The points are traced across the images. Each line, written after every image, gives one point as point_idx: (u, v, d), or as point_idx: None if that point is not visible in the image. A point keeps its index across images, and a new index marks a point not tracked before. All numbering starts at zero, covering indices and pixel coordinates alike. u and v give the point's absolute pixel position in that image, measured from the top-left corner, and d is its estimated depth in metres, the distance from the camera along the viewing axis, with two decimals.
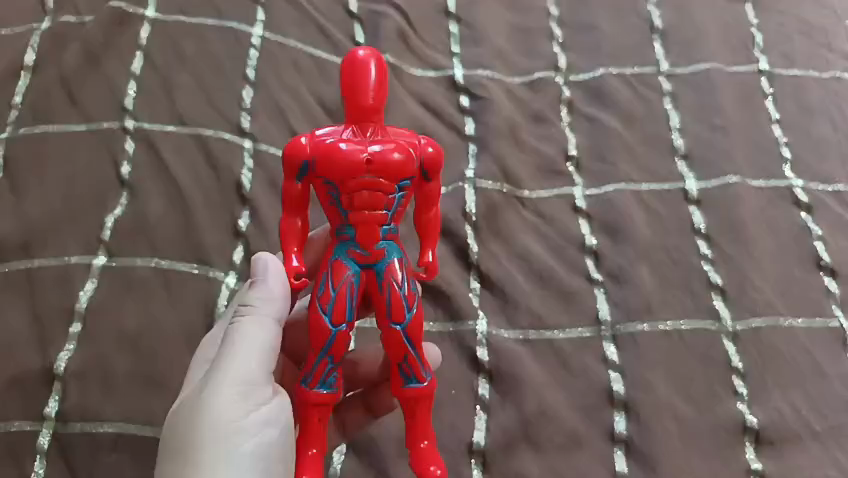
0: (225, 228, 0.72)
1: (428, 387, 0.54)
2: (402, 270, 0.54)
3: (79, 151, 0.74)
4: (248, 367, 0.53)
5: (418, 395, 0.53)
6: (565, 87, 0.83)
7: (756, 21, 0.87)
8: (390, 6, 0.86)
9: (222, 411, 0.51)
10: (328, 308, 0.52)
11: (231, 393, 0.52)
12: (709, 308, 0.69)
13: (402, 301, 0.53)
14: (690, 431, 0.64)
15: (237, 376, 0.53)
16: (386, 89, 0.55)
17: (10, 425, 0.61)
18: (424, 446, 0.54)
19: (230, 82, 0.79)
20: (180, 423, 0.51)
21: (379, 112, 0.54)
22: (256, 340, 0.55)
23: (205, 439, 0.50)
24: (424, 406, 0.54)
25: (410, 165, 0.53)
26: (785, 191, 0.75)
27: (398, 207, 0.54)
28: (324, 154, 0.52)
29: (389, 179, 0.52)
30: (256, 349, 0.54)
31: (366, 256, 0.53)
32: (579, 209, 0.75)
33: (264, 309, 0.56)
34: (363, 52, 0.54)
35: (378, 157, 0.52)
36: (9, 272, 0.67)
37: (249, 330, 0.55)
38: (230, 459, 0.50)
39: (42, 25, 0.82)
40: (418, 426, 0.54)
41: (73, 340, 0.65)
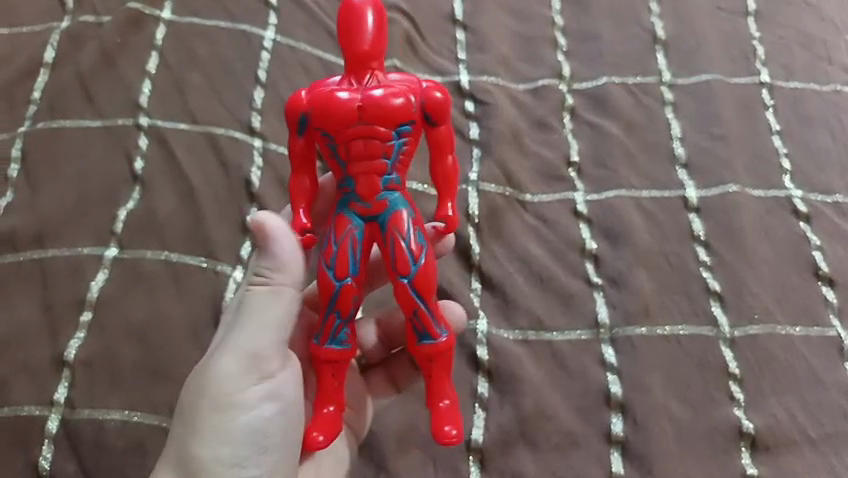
0: (233, 224, 0.73)
1: (445, 344, 0.55)
2: (410, 223, 0.55)
3: (95, 147, 0.76)
4: (255, 339, 0.54)
5: (434, 353, 0.54)
6: (569, 95, 0.84)
7: (758, 34, 0.88)
8: (397, 12, 0.88)
9: (227, 385, 0.53)
10: (330, 263, 0.54)
11: (237, 368, 0.53)
12: (707, 313, 0.70)
13: (407, 253, 0.54)
14: (685, 435, 0.65)
15: (243, 352, 0.54)
16: (384, 33, 0.56)
17: (20, 410, 0.63)
18: (443, 406, 0.55)
19: (242, 83, 0.82)
20: (189, 390, 0.54)
21: (378, 58, 0.56)
22: (269, 314, 0.55)
23: (204, 409, 0.53)
24: (441, 365, 0.55)
25: (407, 109, 0.54)
26: (785, 201, 0.76)
27: (399, 155, 0.55)
28: (320, 104, 0.54)
29: (386, 126, 0.53)
30: (267, 321, 0.55)
31: (368, 209, 0.54)
32: (580, 213, 0.76)
33: (277, 281, 0.55)
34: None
35: (374, 101, 0.53)
36: (23, 261, 0.69)
37: (258, 301, 0.55)
38: (229, 431, 0.53)
39: (61, 25, 0.85)
40: (440, 383, 0.55)
41: (83, 328, 0.67)
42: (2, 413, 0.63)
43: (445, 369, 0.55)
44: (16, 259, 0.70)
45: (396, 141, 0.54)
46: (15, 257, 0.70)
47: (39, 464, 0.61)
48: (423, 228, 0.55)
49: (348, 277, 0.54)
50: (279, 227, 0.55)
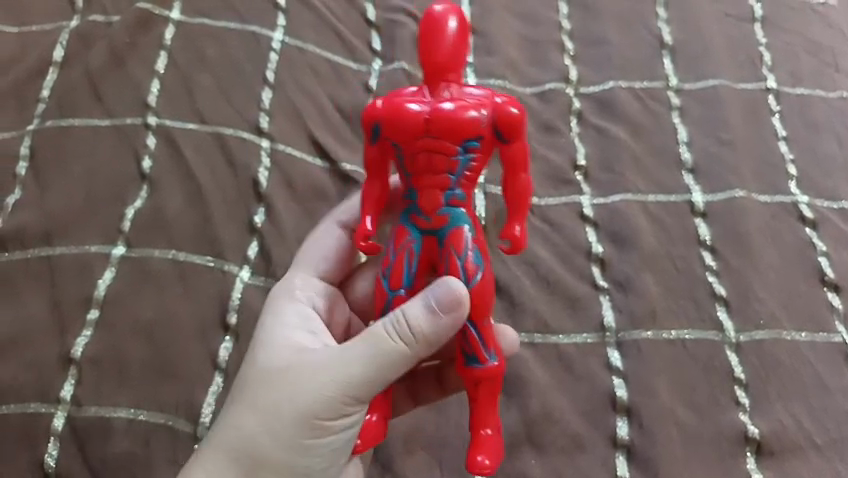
0: (241, 224, 0.74)
1: (494, 368, 0.54)
2: (468, 241, 0.54)
3: (103, 145, 0.76)
4: (360, 382, 0.50)
5: (484, 377, 0.53)
6: (576, 99, 0.85)
7: (765, 40, 0.89)
8: (406, 15, 0.89)
9: (317, 408, 0.50)
10: (387, 272, 0.54)
11: (333, 398, 0.50)
12: (712, 318, 0.70)
13: (460, 271, 0.53)
14: (691, 439, 0.65)
15: (347, 387, 0.50)
16: (465, 45, 0.56)
17: (26, 407, 0.63)
18: (484, 435, 0.54)
19: (251, 83, 0.82)
20: (279, 390, 0.52)
21: (455, 69, 0.55)
22: (384, 361, 0.51)
23: (290, 427, 0.51)
24: (490, 390, 0.54)
25: (475, 125, 0.53)
26: (791, 207, 0.77)
27: (463, 170, 0.54)
28: (391, 114, 0.54)
29: (451, 142, 0.53)
30: (381, 369, 0.51)
31: (428, 223, 0.54)
32: (587, 217, 0.77)
33: (417, 343, 0.51)
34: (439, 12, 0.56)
35: (443, 115, 0.53)
36: (30, 259, 0.70)
37: (394, 349, 0.50)
38: (305, 450, 0.52)
39: (71, 24, 0.86)
40: (486, 408, 0.54)
41: (90, 326, 0.67)
42: (8, 410, 0.63)
43: (494, 395, 0.54)
44: (25, 256, 0.70)
45: (461, 155, 0.54)
46: (24, 254, 0.70)
47: (45, 461, 0.61)
48: (480, 247, 0.54)
49: (400, 288, 0.54)
50: (453, 293, 0.50)
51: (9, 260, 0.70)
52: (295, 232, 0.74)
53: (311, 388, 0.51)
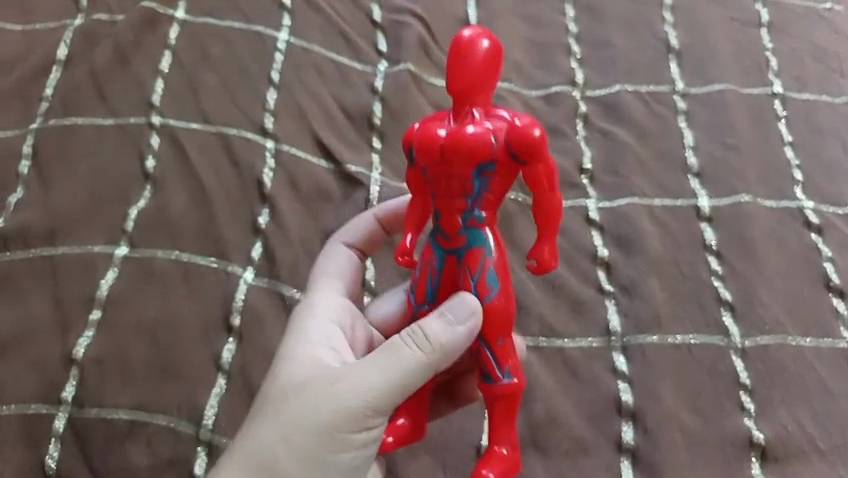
0: (245, 225, 0.73)
1: (508, 385, 0.52)
2: (482, 260, 0.52)
3: (107, 145, 0.76)
4: (381, 391, 0.50)
5: (500, 395, 0.52)
6: (582, 102, 0.85)
7: (771, 45, 0.89)
8: (412, 17, 0.89)
9: (336, 420, 0.50)
10: (413, 287, 0.55)
11: (352, 410, 0.50)
12: (718, 323, 0.70)
13: (474, 291, 0.52)
14: (696, 445, 0.64)
15: (368, 397, 0.50)
16: (494, 65, 0.52)
17: (28, 407, 0.62)
18: (498, 452, 0.52)
19: (256, 84, 0.81)
20: (298, 402, 0.51)
21: (480, 91, 0.52)
22: (404, 372, 0.51)
23: (309, 439, 0.50)
24: (508, 407, 0.53)
25: (489, 150, 0.50)
26: (796, 212, 0.77)
27: (481, 193, 0.52)
28: (414, 138, 0.52)
29: (466, 166, 0.51)
30: (399, 380, 0.51)
31: (449, 243, 0.53)
32: (592, 220, 0.76)
33: (434, 355, 0.51)
34: (468, 32, 0.52)
35: (458, 139, 0.50)
36: (33, 258, 0.69)
37: (411, 360, 0.51)
38: (323, 464, 0.51)
39: (75, 22, 0.85)
40: (504, 425, 0.53)
41: (92, 327, 0.66)
42: (9, 411, 0.62)
43: (513, 411, 0.53)
44: (27, 256, 0.69)
45: (475, 180, 0.51)
46: (26, 253, 0.70)
47: (46, 462, 0.61)
48: (497, 266, 0.52)
49: (425, 303, 0.55)
50: (467, 306, 0.51)
51: (12, 260, 0.69)
52: (299, 233, 0.74)
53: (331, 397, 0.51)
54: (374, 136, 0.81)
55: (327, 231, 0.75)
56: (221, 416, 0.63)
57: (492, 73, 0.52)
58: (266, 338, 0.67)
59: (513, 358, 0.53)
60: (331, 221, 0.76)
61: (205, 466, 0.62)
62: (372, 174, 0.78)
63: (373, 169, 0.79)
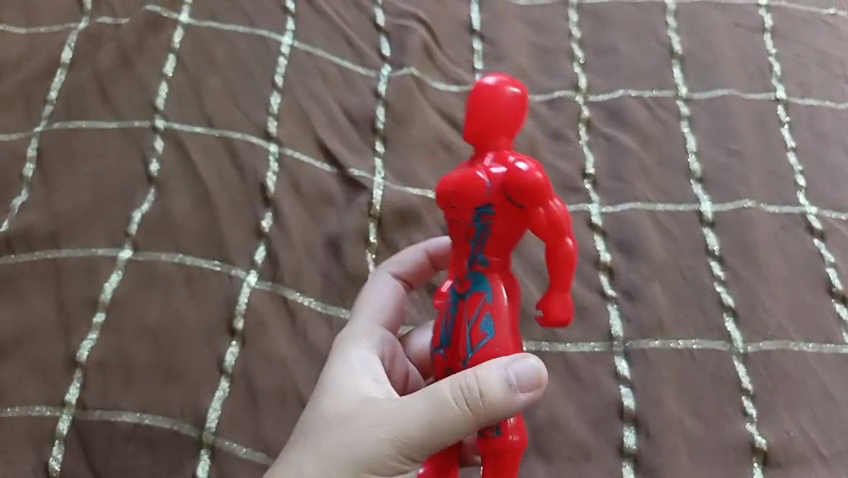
0: (248, 228, 0.73)
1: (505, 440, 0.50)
2: (480, 306, 0.51)
3: (111, 148, 0.76)
4: (419, 447, 0.50)
5: (493, 450, 0.50)
6: (585, 107, 0.85)
7: (774, 50, 0.89)
8: (416, 21, 0.89)
9: (375, 465, 0.51)
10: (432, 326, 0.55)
11: (390, 455, 0.50)
12: (721, 329, 0.70)
13: (468, 335, 0.51)
14: (697, 450, 0.64)
15: (405, 450, 0.50)
16: (513, 110, 0.51)
17: (31, 410, 0.63)
18: None
19: (260, 88, 0.82)
20: (339, 440, 0.52)
21: (493, 136, 0.51)
22: (446, 430, 0.50)
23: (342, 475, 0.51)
24: (503, 465, 0.50)
25: (483, 194, 0.49)
26: (798, 218, 0.77)
27: (484, 236, 0.51)
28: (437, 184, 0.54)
29: (464, 210, 0.50)
30: (443, 433, 0.50)
31: (457, 285, 0.53)
32: (595, 225, 0.76)
33: (483, 418, 0.49)
34: (492, 77, 0.51)
35: (455, 182, 0.50)
36: (37, 261, 0.69)
37: (459, 421, 0.49)
38: None
39: (79, 26, 0.86)
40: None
41: (96, 330, 0.66)
42: (12, 413, 0.63)
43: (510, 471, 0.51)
44: (31, 258, 0.70)
45: (477, 223, 0.51)
46: (30, 256, 0.70)
47: (49, 464, 0.61)
48: (494, 313, 0.50)
49: (439, 345, 0.54)
50: (533, 378, 0.50)
51: (16, 262, 0.69)
52: (302, 236, 0.74)
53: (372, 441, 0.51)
54: (377, 140, 0.81)
55: (330, 234, 0.75)
56: (223, 419, 0.64)
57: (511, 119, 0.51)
58: (269, 341, 0.67)
59: (513, 416, 0.50)
60: (334, 224, 0.75)
61: (207, 469, 0.62)
62: (375, 178, 0.78)
63: (376, 173, 0.79)
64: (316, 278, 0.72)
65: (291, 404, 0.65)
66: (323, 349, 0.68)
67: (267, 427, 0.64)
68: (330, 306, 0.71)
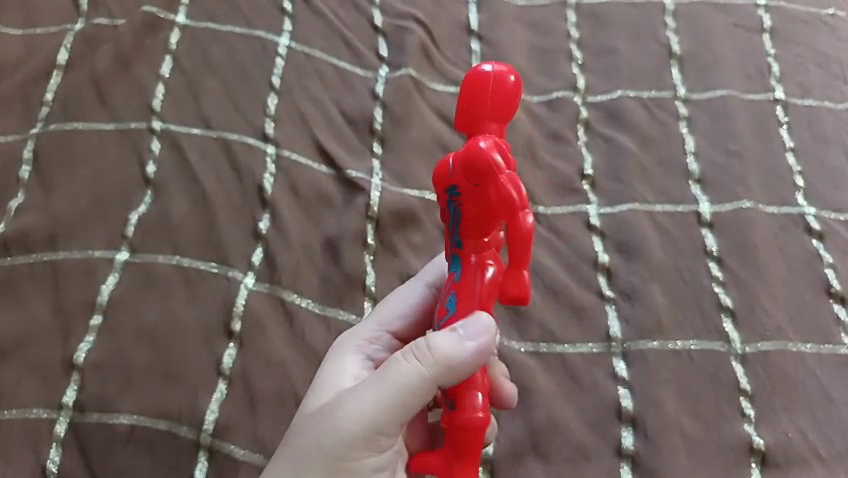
0: (246, 230, 0.73)
1: (466, 414, 0.49)
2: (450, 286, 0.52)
3: (108, 149, 0.76)
4: (382, 419, 0.51)
5: (453, 426, 0.50)
6: (584, 108, 0.85)
7: (773, 51, 0.89)
8: (414, 22, 0.89)
9: (341, 443, 0.51)
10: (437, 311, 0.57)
11: (356, 433, 0.51)
12: (719, 330, 0.70)
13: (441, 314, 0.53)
14: (696, 450, 0.64)
15: (371, 427, 0.51)
16: (489, 92, 0.50)
17: (29, 412, 0.63)
18: None
19: (257, 89, 0.81)
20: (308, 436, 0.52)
21: (470, 120, 0.51)
22: (405, 393, 0.51)
23: (318, 468, 0.51)
24: (465, 440, 0.50)
25: (446, 176, 0.51)
26: (797, 218, 0.77)
27: (455, 218, 0.51)
28: None
29: (439, 193, 0.52)
30: (402, 399, 0.51)
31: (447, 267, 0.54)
32: (594, 226, 0.76)
33: (435, 369, 0.50)
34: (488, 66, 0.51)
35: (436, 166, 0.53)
36: (34, 263, 0.69)
37: (412, 377, 0.51)
38: None
39: (76, 27, 0.85)
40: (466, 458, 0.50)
41: (93, 332, 0.66)
42: (10, 415, 0.62)
43: (474, 446, 0.50)
44: (28, 260, 0.69)
45: (449, 206, 0.51)
46: (27, 258, 0.70)
47: (48, 466, 0.61)
48: (460, 293, 0.51)
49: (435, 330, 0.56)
50: (482, 328, 0.50)
51: (13, 265, 0.69)
52: (300, 238, 0.74)
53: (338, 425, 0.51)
54: (375, 142, 0.81)
55: (328, 236, 0.75)
56: (221, 421, 0.63)
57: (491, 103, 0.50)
58: (266, 343, 0.67)
59: (478, 395, 0.50)
60: (332, 225, 0.75)
61: (205, 470, 0.62)
62: (373, 179, 0.78)
63: (374, 175, 0.79)
64: (313, 279, 0.72)
65: (289, 405, 0.65)
66: (320, 350, 0.68)
67: (265, 429, 0.64)
68: (328, 308, 0.71)
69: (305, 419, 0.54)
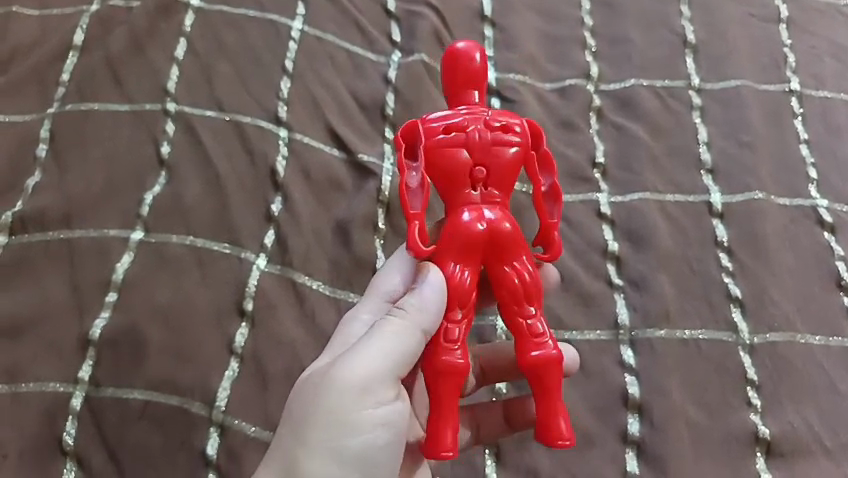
0: (258, 212, 0.74)
1: (434, 359, 0.52)
2: None
3: (123, 130, 0.77)
4: (375, 372, 0.51)
5: (436, 371, 0.51)
6: (596, 96, 0.84)
7: (789, 41, 0.88)
8: (427, 7, 0.89)
9: (338, 401, 0.50)
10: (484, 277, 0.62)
11: (350, 387, 0.51)
12: (727, 320, 0.70)
13: None
14: (701, 439, 0.65)
15: (366, 380, 0.51)
16: (449, 73, 0.58)
17: (45, 385, 0.64)
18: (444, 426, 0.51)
19: (270, 73, 0.82)
20: (302, 402, 0.52)
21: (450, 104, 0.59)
22: (393, 345, 0.52)
23: (315, 428, 0.50)
24: (446, 385, 0.51)
25: None
26: (809, 211, 0.76)
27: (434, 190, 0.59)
28: None
29: None
30: (392, 352, 0.52)
31: None
32: (604, 214, 0.76)
33: (416, 317, 0.52)
34: (461, 42, 0.58)
35: None
36: (50, 241, 0.70)
37: (396, 333, 0.52)
38: (340, 453, 0.50)
39: (91, 8, 0.86)
40: (441, 409, 0.51)
41: (108, 308, 0.67)
42: (27, 388, 0.64)
43: (448, 396, 0.51)
44: (44, 238, 0.71)
45: None
46: (43, 236, 0.71)
47: (63, 439, 0.62)
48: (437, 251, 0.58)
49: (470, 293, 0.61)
50: (432, 277, 0.53)
51: (29, 242, 0.70)
52: (311, 221, 0.74)
53: (331, 382, 0.51)
54: (387, 127, 0.81)
55: (339, 220, 0.75)
56: (233, 399, 0.64)
57: (455, 77, 0.58)
58: (277, 324, 0.68)
59: (457, 344, 0.52)
60: (343, 209, 0.76)
61: (217, 447, 0.63)
62: (384, 164, 0.79)
63: (385, 159, 0.79)
64: (324, 262, 0.73)
65: None
66: (331, 331, 0.69)
67: (276, 408, 0.65)
68: (339, 290, 0.72)
69: (296, 391, 0.53)
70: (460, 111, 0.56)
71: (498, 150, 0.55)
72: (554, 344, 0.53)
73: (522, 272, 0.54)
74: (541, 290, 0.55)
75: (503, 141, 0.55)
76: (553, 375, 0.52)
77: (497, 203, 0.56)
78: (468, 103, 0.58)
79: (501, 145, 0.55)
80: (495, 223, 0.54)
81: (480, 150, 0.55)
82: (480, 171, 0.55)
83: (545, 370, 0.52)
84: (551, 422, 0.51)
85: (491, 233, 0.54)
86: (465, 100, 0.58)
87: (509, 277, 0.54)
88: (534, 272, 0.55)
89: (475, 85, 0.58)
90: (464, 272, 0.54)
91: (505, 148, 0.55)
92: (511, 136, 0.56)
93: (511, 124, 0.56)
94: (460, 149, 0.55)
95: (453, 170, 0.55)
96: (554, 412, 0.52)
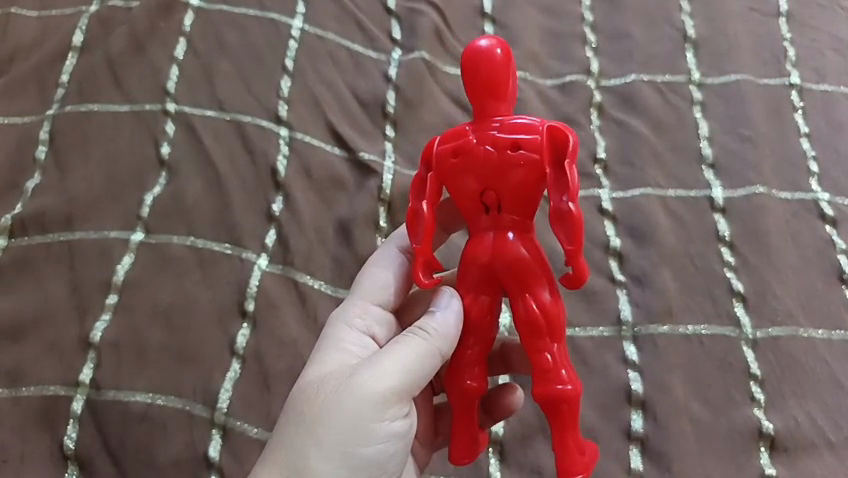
0: (259, 212, 0.74)
1: (455, 381, 0.53)
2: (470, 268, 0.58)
3: (122, 131, 0.76)
4: (393, 389, 0.51)
5: (455, 392, 0.53)
6: (597, 91, 0.84)
7: (789, 35, 0.88)
8: (427, 5, 0.89)
9: (354, 411, 0.50)
10: None
11: (367, 400, 0.50)
12: (730, 315, 0.70)
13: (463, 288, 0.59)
14: (705, 434, 0.65)
15: (383, 395, 0.51)
16: (469, 78, 0.54)
17: (46, 389, 0.64)
18: (463, 441, 0.54)
19: (270, 73, 0.82)
20: (316, 405, 0.51)
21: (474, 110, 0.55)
22: (411, 365, 0.52)
23: (326, 433, 0.50)
24: (464, 408, 0.53)
25: None
26: (811, 204, 0.76)
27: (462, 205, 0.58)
28: None
29: None
30: (411, 371, 0.52)
31: None
32: (605, 211, 0.76)
33: (439, 343, 0.52)
34: (485, 42, 0.54)
35: None
36: (50, 243, 0.70)
37: (416, 353, 0.52)
38: (347, 460, 0.50)
39: (90, 9, 0.86)
40: (462, 427, 0.53)
41: (109, 311, 0.67)
42: (28, 392, 0.64)
43: (463, 417, 0.53)
44: (45, 241, 0.70)
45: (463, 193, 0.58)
46: (44, 238, 0.71)
47: (65, 442, 0.62)
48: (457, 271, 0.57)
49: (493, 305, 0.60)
50: (453, 301, 0.54)
51: (29, 245, 0.70)
52: (313, 220, 0.74)
53: (348, 392, 0.51)
54: (388, 125, 0.81)
55: (340, 219, 0.75)
56: (235, 399, 0.64)
57: (476, 88, 0.54)
58: (280, 324, 0.68)
59: (476, 365, 0.53)
60: (344, 208, 0.76)
61: (219, 449, 0.63)
62: (385, 162, 0.78)
63: (386, 158, 0.79)
64: (325, 262, 0.73)
65: None
66: None
67: (278, 408, 0.65)
68: (340, 290, 0.71)
69: (306, 391, 0.53)
70: (474, 128, 0.53)
71: (509, 170, 0.52)
72: (570, 378, 0.51)
73: (533, 304, 0.52)
74: (556, 321, 0.52)
75: (513, 160, 0.51)
76: (564, 411, 0.51)
77: (512, 227, 0.53)
78: (490, 117, 0.54)
79: (509, 165, 0.52)
80: (506, 248, 0.52)
81: (488, 172, 0.52)
82: (490, 195, 0.53)
83: (556, 407, 0.51)
84: (568, 458, 0.51)
85: (500, 261, 0.52)
86: (482, 111, 0.54)
87: (521, 306, 0.52)
88: (548, 301, 0.52)
89: (498, 95, 0.54)
90: (476, 298, 0.54)
91: (515, 168, 0.52)
92: (522, 153, 0.51)
93: (524, 139, 0.51)
94: (468, 171, 0.53)
95: (461, 194, 0.54)
96: (566, 448, 0.51)
